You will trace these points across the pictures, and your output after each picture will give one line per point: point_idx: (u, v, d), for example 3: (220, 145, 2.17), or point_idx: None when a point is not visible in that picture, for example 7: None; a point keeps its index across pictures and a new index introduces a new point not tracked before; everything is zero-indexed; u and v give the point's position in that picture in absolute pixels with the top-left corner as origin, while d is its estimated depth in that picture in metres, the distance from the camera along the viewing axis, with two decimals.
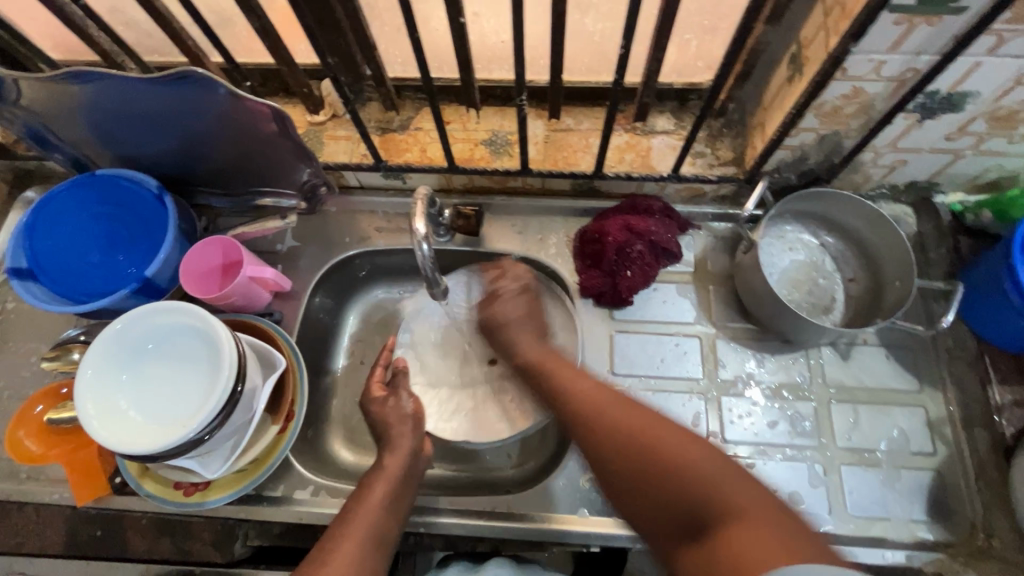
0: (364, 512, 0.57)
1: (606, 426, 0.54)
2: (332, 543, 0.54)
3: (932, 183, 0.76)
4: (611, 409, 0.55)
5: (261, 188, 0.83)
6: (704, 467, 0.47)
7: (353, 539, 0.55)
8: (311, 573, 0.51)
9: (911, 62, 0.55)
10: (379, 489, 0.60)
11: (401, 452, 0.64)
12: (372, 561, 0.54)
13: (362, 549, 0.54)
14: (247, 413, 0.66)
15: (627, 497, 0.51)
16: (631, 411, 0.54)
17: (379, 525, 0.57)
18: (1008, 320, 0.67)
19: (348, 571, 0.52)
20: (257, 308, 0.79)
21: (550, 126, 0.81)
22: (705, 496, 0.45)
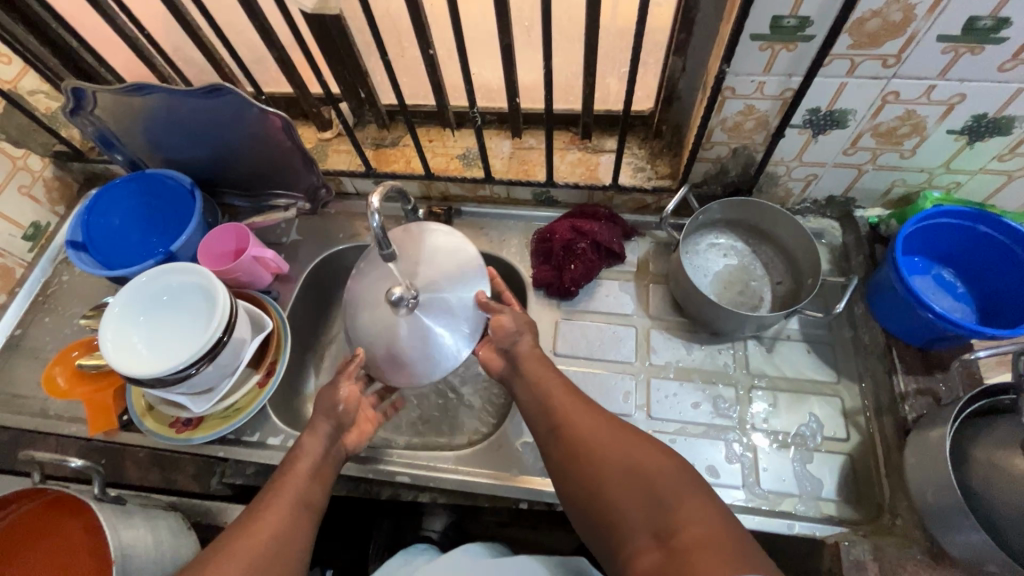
0: (291, 481, 0.65)
1: (582, 437, 0.61)
2: (265, 503, 0.63)
3: (848, 198, 0.85)
4: (586, 414, 0.64)
5: (274, 190, 1.01)
6: (669, 476, 0.56)
7: (280, 505, 0.63)
8: (245, 526, 0.60)
9: (786, 82, 0.67)
10: (305, 463, 0.68)
11: (320, 434, 0.70)
12: (301, 523, 0.63)
13: (289, 513, 0.62)
14: (233, 362, 0.78)
15: (592, 489, 0.58)
16: (595, 414, 0.64)
17: (308, 494, 0.65)
18: (910, 313, 0.72)
19: (275, 530, 0.61)
20: (259, 286, 0.94)
21: (515, 145, 0.96)
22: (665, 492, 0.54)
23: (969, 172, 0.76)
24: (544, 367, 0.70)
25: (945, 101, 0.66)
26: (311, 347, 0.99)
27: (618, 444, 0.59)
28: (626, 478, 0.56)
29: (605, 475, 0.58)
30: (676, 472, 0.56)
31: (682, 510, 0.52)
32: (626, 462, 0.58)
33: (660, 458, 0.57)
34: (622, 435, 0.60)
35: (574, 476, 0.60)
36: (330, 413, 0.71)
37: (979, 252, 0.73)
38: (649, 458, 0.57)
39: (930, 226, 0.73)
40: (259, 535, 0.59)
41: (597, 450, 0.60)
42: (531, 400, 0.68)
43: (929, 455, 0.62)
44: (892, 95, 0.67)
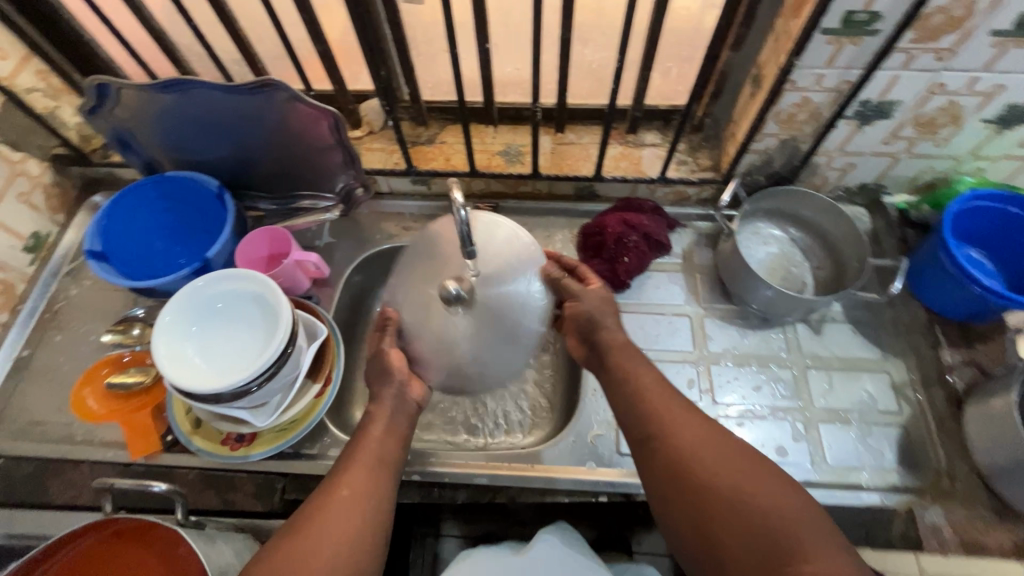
0: (366, 441, 0.64)
1: (681, 449, 0.60)
2: (343, 464, 0.62)
3: (878, 185, 0.90)
4: (685, 425, 0.62)
5: (303, 190, 0.96)
6: (774, 500, 0.55)
7: (359, 465, 0.61)
8: (327, 487, 0.60)
9: (845, 74, 0.71)
10: (379, 425, 0.66)
11: (386, 399, 0.68)
12: (381, 481, 0.61)
13: (370, 472, 0.61)
14: (294, 371, 0.75)
15: (695, 510, 0.57)
16: (698, 427, 0.62)
17: (384, 450, 0.64)
18: (953, 288, 0.77)
19: (356, 487, 0.60)
20: (297, 292, 0.89)
21: (556, 140, 0.95)
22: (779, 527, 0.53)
23: (993, 158, 0.82)
24: (633, 359, 0.69)
25: (984, 92, 0.72)
26: (352, 353, 0.96)
27: (724, 469, 0.58)
28: (735, 506, 0.55)
29: (710, 501, 0.57)
30: (789, 503, 0.55)
31: (798, 549, 0.51)
32: (733, 489, 0.56)
33: (770, 488, 0.56)
34: (730, 458, 0.59)
35: (673, 493, 0.59)
36: (391, 380, 0.68)
37: (1007, 231, 0.80)
38: (760, 486, 0.56)
39: (967, 209, 0.79)
40: (340, 492, 0.59)
41: (702, 471, 0.58)
42: (625, 405, 0.66)
43: (997, 424, 0.69)
44: (939, 87, 0.71)
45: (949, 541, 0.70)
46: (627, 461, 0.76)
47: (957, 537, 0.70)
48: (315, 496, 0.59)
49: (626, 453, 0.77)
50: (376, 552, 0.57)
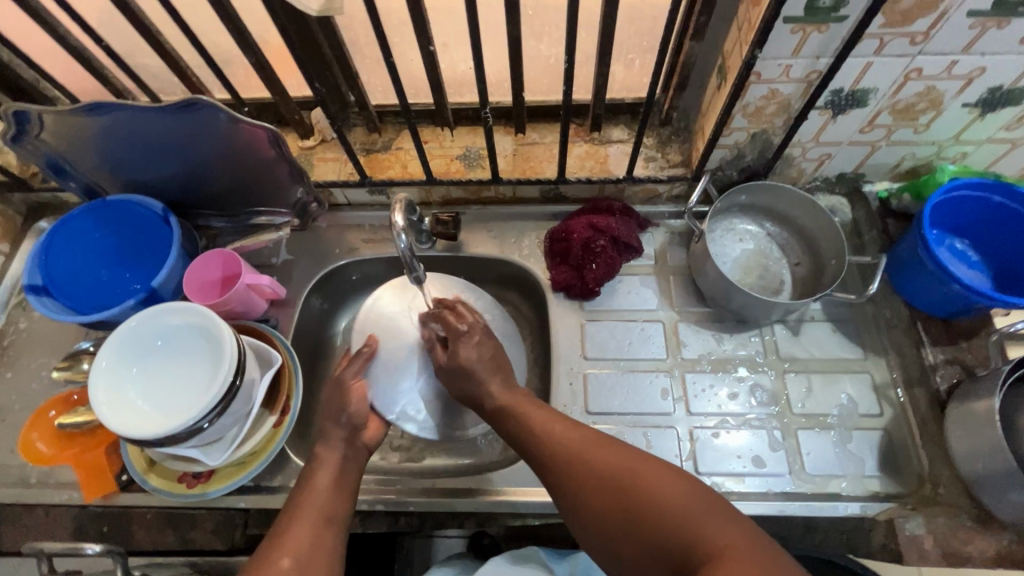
0: (312, 497, 0.61)
1: (583, 476, 0.56)
2: (285, 525, 0.59)
3: (858, 174, 0.85)
4: (586, 448, 0.58)
5: (256, 207, 0.91)
6: (683, 497, 0.51)
7: (303, 527, 0.58)
8: (267, 553, 0.56)
9: (813, 64, 0.66)
10: (324, 477, 0.64)
11: (335, 442, 0.66)
12: (327, 541, 0.59)
13: (315, 535, 0.58)
14: (246, 405, 0.72)
15: (615, 538, 0.53)
16: (601, 450, 0.58)
17: (331, 508, 0.61)
18: (933, 286, 0.74)
19: (300, 553, 0.56)
20: (254, 315, 0.85)
21: (517, 141, 0.90)
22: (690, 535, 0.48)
23: (977, 142, 0.77)
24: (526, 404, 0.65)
25: (965, 76, 0.67)
26: (317, 374, 0.93)
27: (631, 485, 0.54)
28: (645, 524, 0.51)
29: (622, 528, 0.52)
30: (701, 510, 0.50)
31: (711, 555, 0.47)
32: (640, 498, 0.52)
33: (680, 496, 0.51)
34: (634, 472, 0.54)
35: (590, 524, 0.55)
36: (339, 420, 0.67)
37: (991, 221, 0.76)
38: (666, 495, 0.52)
39: (948, 199, 0.75)
40: (281, 558, 0.55)
41: (609, 497, 0.54)
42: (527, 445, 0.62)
43: (979, 428, 0.66)
44: (915, 72, 0.66)
45: (930, 551, 0.67)
46: None
47: (938, 547, 0.67)
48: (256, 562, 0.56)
49: None
50: None
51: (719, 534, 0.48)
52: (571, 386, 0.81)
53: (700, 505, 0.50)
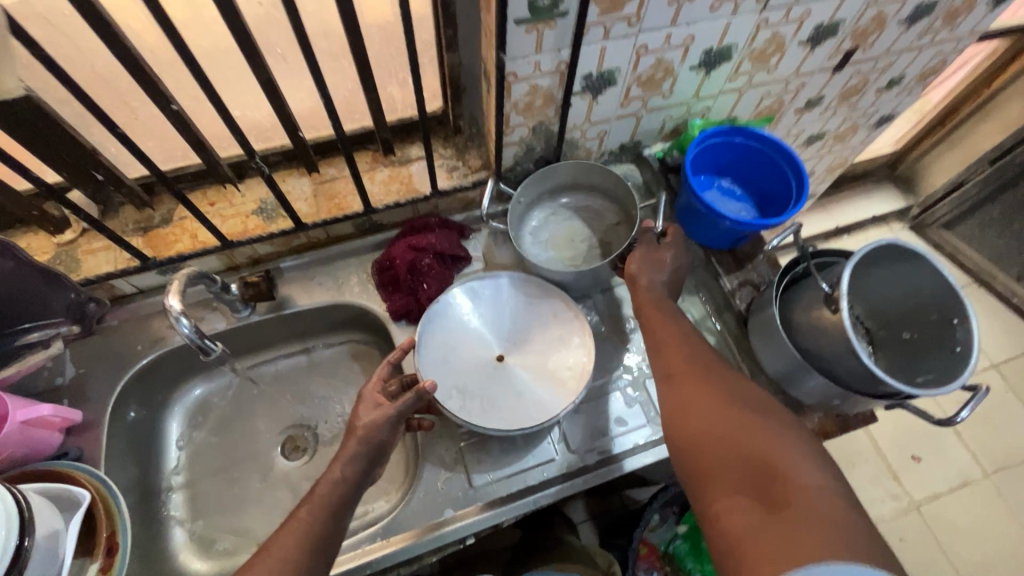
0: (314, 499, 0.60)
1: (706, 403, 0.61)
2: (276, 536, 0.57)
3: (635, 141, 0.95)
4: (710, 380, 0.64)
5: (19, 326, 0.74)
6: (788, 443, 0.55)
7: (295, 530, 0.57)
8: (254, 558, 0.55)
9: (558, 56, 0.71)
10: (326, 489, 0.61)
11: (355, 455, 0.63)
12: (311, 563, 0.56)
13: (300, 542, 0.56)
14: (52, 564, 0.59)
15: (707, 448, 0.57)
16: (739, 390, 0.62)
17: (319, 533, 0.58)
18: (712, 225, 0.84)
19: (284, 559, 0.55)
20: (45, 453, 0.71)
21: (315, 181, 0.86)
22: (787, 470, 0.52)
23: (712, 96, 0.90)
24: (671, 324, 0.72)
25: (680, 44, 0.77)
26: (153, 491, 0.80)
27: (753, 422, 0.57)
28: (739, 444, 0.56)
29: (719, 445, 0.57)
30: (798, 450, 0.54)
31: (792, 486, 0.50)
32: (751, 430, 0.56)
33: (790, 446, 0.54)
34: (765, 416, 0.58)
35: (690, 432, 0.60)
36: (371, 434, 0.64)
37: (741, 157, 0.88)
38: (777, 430, 0.56)
39: (703, 148, 0.86)
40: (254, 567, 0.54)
41: (717, 417, 0.59)
42: (661, 359, 0.69)
43: (770, 333, 0.76)
44: (642, 48, 0.75)
45: None
46: (480, 493, 0.74)
47: None
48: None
49: (480, 484, 0.74)
50: None
51: (810, 479, 0.51)
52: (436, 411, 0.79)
53: (802, 456, 0.54)
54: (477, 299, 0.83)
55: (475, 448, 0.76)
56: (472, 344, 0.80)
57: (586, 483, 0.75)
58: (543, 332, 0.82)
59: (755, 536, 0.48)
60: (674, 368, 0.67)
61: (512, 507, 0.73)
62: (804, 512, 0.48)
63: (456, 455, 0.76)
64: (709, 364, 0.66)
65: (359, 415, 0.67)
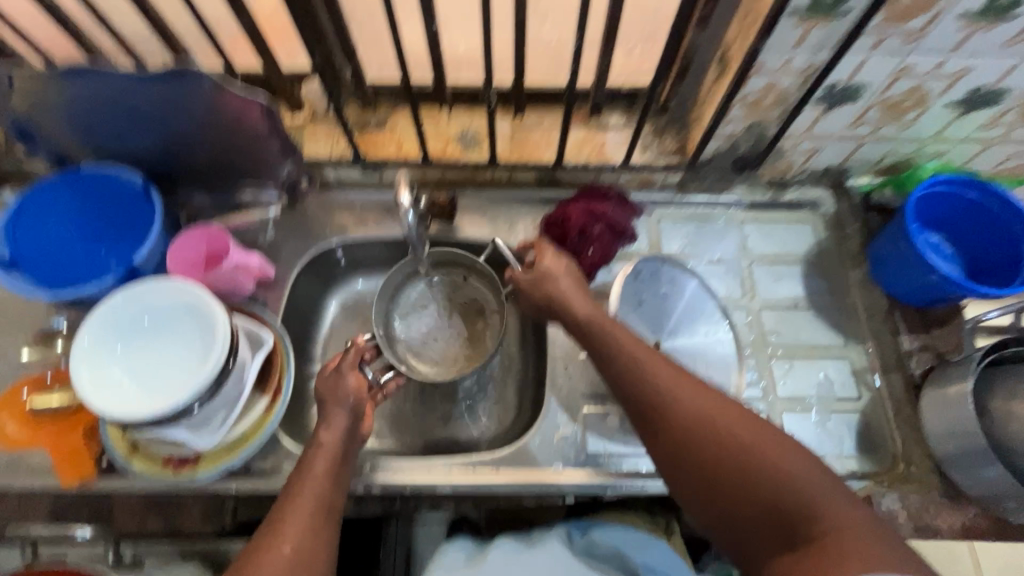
0: (307, 480, 0.61)
1: (689, 428, 0.58)
2: (280, 511, 0.58)
3: (843, 167, 0.89)
4: (684, 393, 0.59)
5: (241, 182, 0.88)
6: (790, 465, 0.54)
7: (300, 513, 0.58)
8: (265, 539, 0.56)
9: (813, 57, 0.68)
10: (321, 463, 0.62)
11: (336, 427, 0.65)
12: (325, 529, 0.59)
13: (310, 521, 0.58)
14: (238, 385, 0.69)
15: (710, 484, 0.56)
16: (720, 403, 0.59)
17: (321, 501, 0.59)
18: (913, 274, 0.78)
19: (298, 538, 0.56)
20: (241, 294, 0.83)
21: (515, 123, 0.90)
22: (806, 508, 0.51)
23: (954, 141, 0.81)
24: (620, 330, 0.67)
25: (950, 75, 0.70)
26: (305, 355, 0.90)
27: (745, 451, 0.55)
28: (746, 479, 0.54)
29: (729, 480, 0.55)
30: (803, 464, 0.54)
31: (817, 517, 0.51)
32: (756, 465, 0.54)
33: (791, 454, 0.54)
34: (748, 440, 0.55)
35: (685, 478, 0.58)
36: (342, 403, 0.67)
37: (968, 215, 0.80)
38: (773, 450, 0.54)
39: (929, 193, 0.79)
40: (281, 547, 0.55)
41: (714, 445, 0.56)
42: (625, 381, 0.63)
43: (950, 408, 0.69)
44: (906, 69, 0.69)
45: None
46: (592, 460, 0.75)
47: None
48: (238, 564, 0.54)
49: (594, 451, 0.76)
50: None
51: (825, 501, 0.51)
52: (567, 370, 0.81)
53: (806, 471, 0.53)
54: (641, 284, 0.80)
55: (597, 417, 0.78)
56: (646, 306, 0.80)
57: None
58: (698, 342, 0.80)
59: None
60: (651, 394, 0.60)
61: (619, 485, 0.73)
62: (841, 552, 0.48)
63: (577, 417, 0.78)
64: (677, 373, 0.61)
65: (341, 377, 0.68)
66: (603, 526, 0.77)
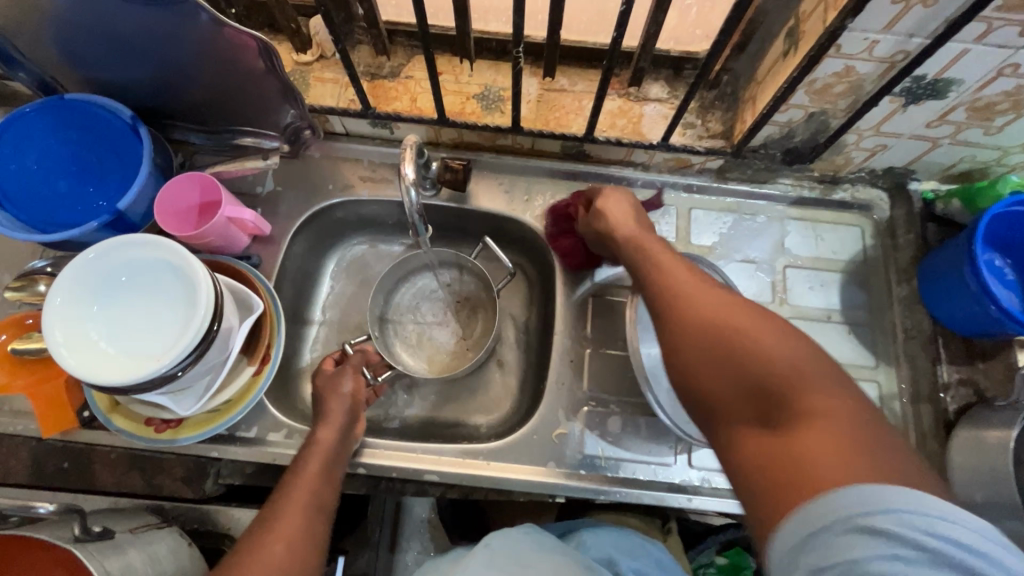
0: (305, 474, 0.61)
1: (693, 312, 0.51)
2: (275, 509, 0.58)
3: (908, 170, 0.79)
4: (700, 290, 0.53)
5: (241, 127, 0.80)
6: (792, 354, 0.45)
7: (295, 511, 0.58)
8: (259, 538, 0.55)
9: (903, 43, 0.57)
10: (314, 463, 0.62)
11: (333, 424, 0.66)
12: (319, 526, 0.59)
13: (306, 520, 0.58)
14: (223, 352, 0.65)
15: (699, 368, 0.48)
16: (733, 299, 0.51)
17: (317, 498, 0.60)
18: (964, 304, 0.69)
19: (292, 535, 0.56)
20: (234, 250, 0.78)
21: (544, 85, 0.81)
22: (795, 380, 0.43)
23: None
24: (655, 246, 0.61)
25: None
26: (300, 317, 0.86)
27: (740, 335, 0.47)
28: (734, 359, 0.46)
29: (721, 366, 0.47)
30: (808, 356, 0.45)
31: (800, 405, 0.42)
32: (746, 342, 0.46)
33: (793, 346, 0.45)
34: (761, 330, 0.47)
35: (673, 358, 0.50)
36: (342, 397, 0.68)
37: None
38: (774, 339, 0.46)
39: (1005, 213, 0.68)
40: (275, 545, 0.55)
41: (712, 324, 0.49)
42: (647, 282, 0.58)
43: (986, 456, 0.63)
44: (1011, 67, 0.58)
45: None
46: (587, 463, 0.71)
47: None
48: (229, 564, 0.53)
49: (591, 454, 0.72)
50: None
51: (821, 394, 0.42)
52: (573, 364, 0.76)
53: (809, 366, 0.44)
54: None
55: (599, 418, 0.74)
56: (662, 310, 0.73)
57: (686, 504, 0.69)
58: None
59: (782, 489, 0.40)
60: (667, 288, 0.55)
61: (614, 492, 0.70)
62: (821, 444, 0.39)
63: (577, 416, 0.74)
64: (695, 275, 0.55)
65: (338, 384, 0.69)
66: (600, 532, 0.73)
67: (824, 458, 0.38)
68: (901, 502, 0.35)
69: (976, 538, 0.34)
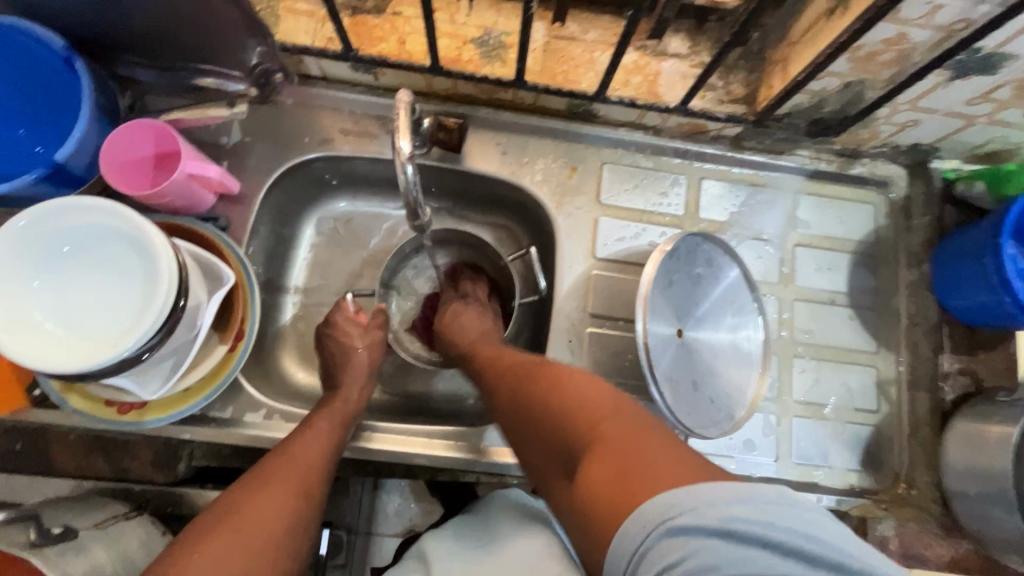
0: (323, 421, 0.61)
1: (527, 394, 0.53)
2: (288, 452, 0.57)
3: (933, 147, 0.74)
4: (529, 363, 0.56)
5: (197, 65, 0.69)
6: (598, 400, 0.48)
7: (310, 452, 0.57)
8: (270, 474, 0.54)
9: (968, 11, 0.51)
10: (332, 416, 0.62)
11: (357, 375, 0.67)
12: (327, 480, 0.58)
13: (317, 466, 0.57)
14: (191, 331, 0.59)
15: (547, 452, 0.50)
16: (559, 366, 0.54)
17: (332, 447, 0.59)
18: (978, 295, 0.67)
19: (306, 476, 0.55)
20: (198, 210, 0.69)
21: (551, 31, 0.71)
22: (590, 429, 0.46)
23: None
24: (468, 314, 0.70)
25: None
26: (275, 284, 0.79)
27: (558, 406, 0.50)
28: (556, 435, 0.49)
29: (557, 438, 0.49)
30: (607, 397, 0.48)
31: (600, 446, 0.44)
32: (556, 407, 0.49)
33: (594, 391, 0.49)
34: (565, 370, 0.52)
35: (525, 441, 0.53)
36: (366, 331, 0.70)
37: None
38: (583, 391, 0.49)
39: None
40: (283, 491, 0.53)
41: (540, 399, 0.52)
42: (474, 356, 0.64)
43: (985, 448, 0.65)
44: None
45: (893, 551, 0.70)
46: None
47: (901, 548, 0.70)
48: (237, 493, 0.52)
49: None
50: (302, 524, 0.53)
51: (619, 421, 0.45)
52: (572, 345, 0.72)
53: (618, 403, 0.47)
54: (676, 263, 0.66)
55: None
56: (678, 296, 0.67)
57: None
58: (729, 339, 0.69)
59: (598, 502, 0.41)
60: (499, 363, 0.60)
61: None
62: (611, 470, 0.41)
63: None
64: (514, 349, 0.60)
65: (350, 340, 0.69)
66: None
67: (616, 481, 0.40)
68: (738, 496, 0.36)
69: (813, 525, 0.36)
